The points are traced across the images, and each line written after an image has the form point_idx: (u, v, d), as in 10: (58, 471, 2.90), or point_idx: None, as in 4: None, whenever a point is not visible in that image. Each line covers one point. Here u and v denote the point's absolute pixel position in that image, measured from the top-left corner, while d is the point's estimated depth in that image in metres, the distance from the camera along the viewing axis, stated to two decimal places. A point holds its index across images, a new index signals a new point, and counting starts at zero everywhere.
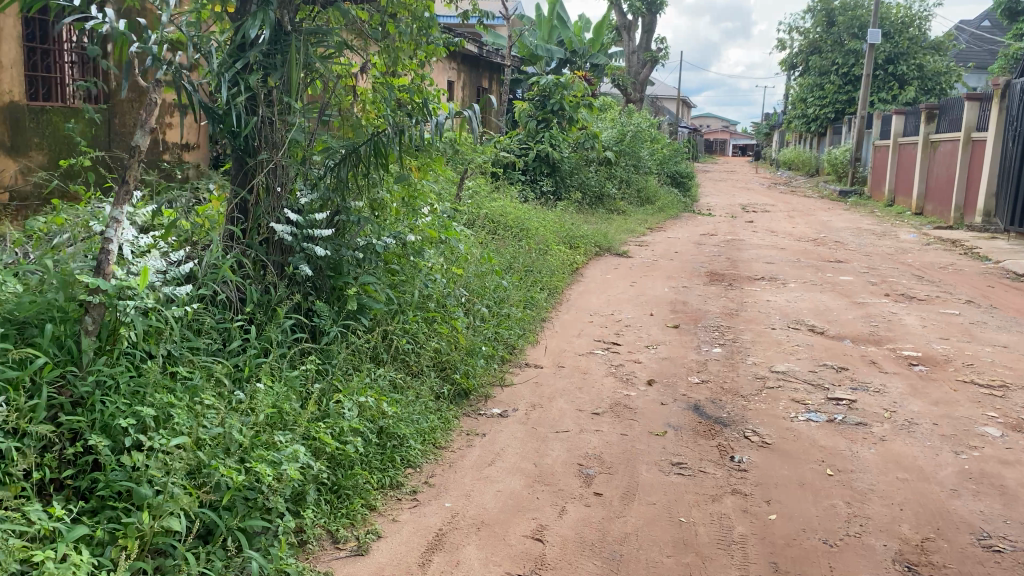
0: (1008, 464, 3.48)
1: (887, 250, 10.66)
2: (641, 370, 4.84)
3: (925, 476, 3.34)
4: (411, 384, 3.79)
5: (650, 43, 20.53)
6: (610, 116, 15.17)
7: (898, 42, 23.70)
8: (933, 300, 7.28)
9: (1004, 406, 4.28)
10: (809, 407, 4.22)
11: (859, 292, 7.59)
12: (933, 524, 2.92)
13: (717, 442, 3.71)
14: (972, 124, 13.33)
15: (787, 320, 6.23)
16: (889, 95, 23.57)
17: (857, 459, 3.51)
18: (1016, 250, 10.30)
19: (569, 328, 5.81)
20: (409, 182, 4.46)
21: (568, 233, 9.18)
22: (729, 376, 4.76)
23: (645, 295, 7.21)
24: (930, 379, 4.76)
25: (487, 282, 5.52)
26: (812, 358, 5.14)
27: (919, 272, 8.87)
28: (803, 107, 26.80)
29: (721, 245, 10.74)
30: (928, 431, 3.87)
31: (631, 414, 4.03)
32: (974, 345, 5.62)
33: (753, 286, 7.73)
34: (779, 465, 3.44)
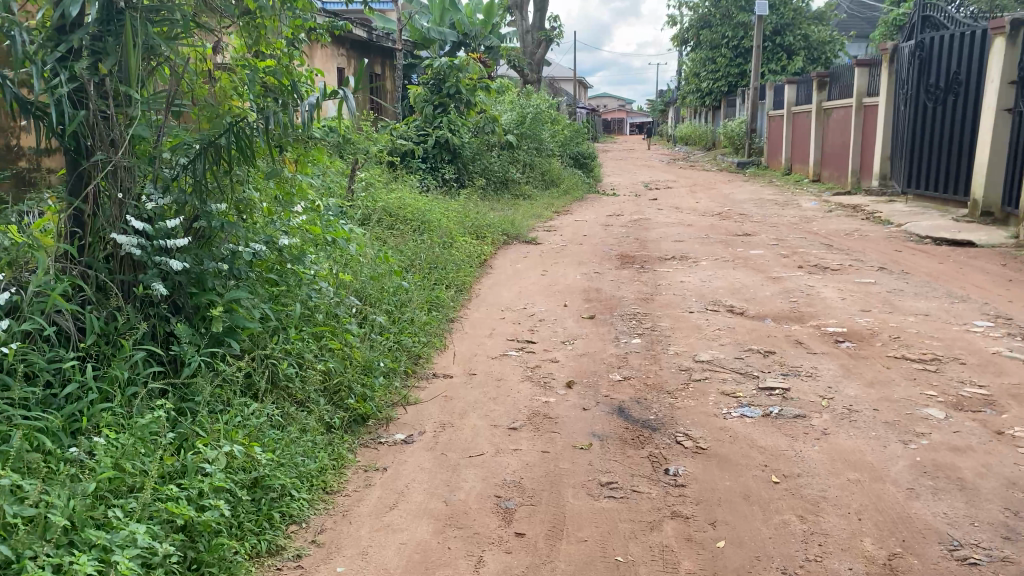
0: (960, 452, 3.20)
1: (793, 220, 10.58)
2: (559, 371, 4.40)
3: (877, 475, 3.02)
4: (294, 415, 3.26)
5: (544, 22, 20.13)
6: (507, 99, 14.72)
7: (784, 13, 24.01)
8: (846, 270, 7.11)
9: (941, 383, 4.03)
10: (741, 400, 3.87)
11: (772, 265, 7.36)
12: (897, 536, 2.59)
13: (648, 452, 3.30)
14: (863, 90, 13.43)
15: (705, 302, 5.91)
16: (778, 66, 23.91)
17: (802, 460, 3.17)
18: (914, 212, 10.38)
19: (478, 327, 5.32)
20: (281, 177, 3.89)
21: (473, 222, 8.67)
22: (653, 370, 4.36)
23: (557, 285, 6.79)
24: (860, 357, 4.50)
25: (384, 285, 4.95)
26: (737, 342, 4.80)
27: (828, 241, 8.77)
28: (696, 81, 26.96)
29: (629, 225, 10.45)
30: (870, 419, 3.57)
31: (551, 426, 3.58)
32: (896, 316, 5.41)
33: (666, 267, 7.41)
34: (719, 474, 3.06)
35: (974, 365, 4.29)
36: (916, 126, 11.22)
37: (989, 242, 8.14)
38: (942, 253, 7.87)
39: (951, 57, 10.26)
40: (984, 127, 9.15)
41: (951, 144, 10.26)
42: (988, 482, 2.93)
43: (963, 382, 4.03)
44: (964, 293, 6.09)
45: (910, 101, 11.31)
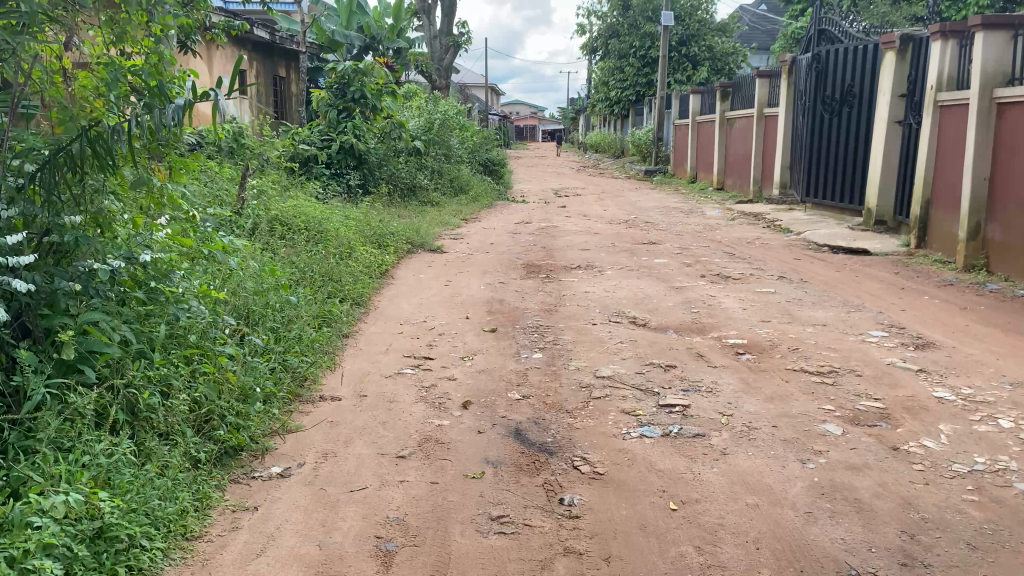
0: (857, 470, 3.15)
1: (697, 228, 10.67)
2: (455, 390, 4.18)
3: (775, 499, 2.93)
4: (153, 450, 2.96)
5: (452, 28, 19.93)
6: (415, 105, 14.43)
7: (689, 24, 24.47)
8: (747, 279, 7.14)
9: (839, 396, 4.00)
10: (640, 419, 3.74)
11: (675, 275, 7.34)
12: (795, 566, 2.50)
13: (543, 479, 3.12)
14: (764, 100, 13.73)
15: (608, 313, 5.80)
16: (684, 76, 24.38)
17: (700, 484, 3.05)
18: (812, 220, 10.62)
19: (372, 343, 5.06)
20: (149, 186, 3.52)
21: (375, 230, 8.36)
22: (552, 387, 4.20)
23: (458, 296, 6.57)
24: (760, 370, 4.45)
25: (269, 300, 4.63)
26: (638, 356, 4.69)
27: (730, 249, 8.85)
28: (606, 90, 27.24)
29: (537, 234, 10.33)
30: (769, 437, 3.49)
31: (443, 453, 3.37)
32: (795, 326, 5.42)
33: (572, 277, 7.30)
34: (615, 502, 2.92)
35: (869, 377, 4.29)
36: (814, 136, 11.50)
37: (882, 251, 8.34)
38: (839, 262, 8.02)
39: (846, 70, 10.55)
40: (877, 138, 9.39)
41: (847, 153, 10.53)
42: (884, 503, 2.88)
43: (860, 396, 4.01)
44: (859, 302, 6.18)
45: (808, 112, 11.60)
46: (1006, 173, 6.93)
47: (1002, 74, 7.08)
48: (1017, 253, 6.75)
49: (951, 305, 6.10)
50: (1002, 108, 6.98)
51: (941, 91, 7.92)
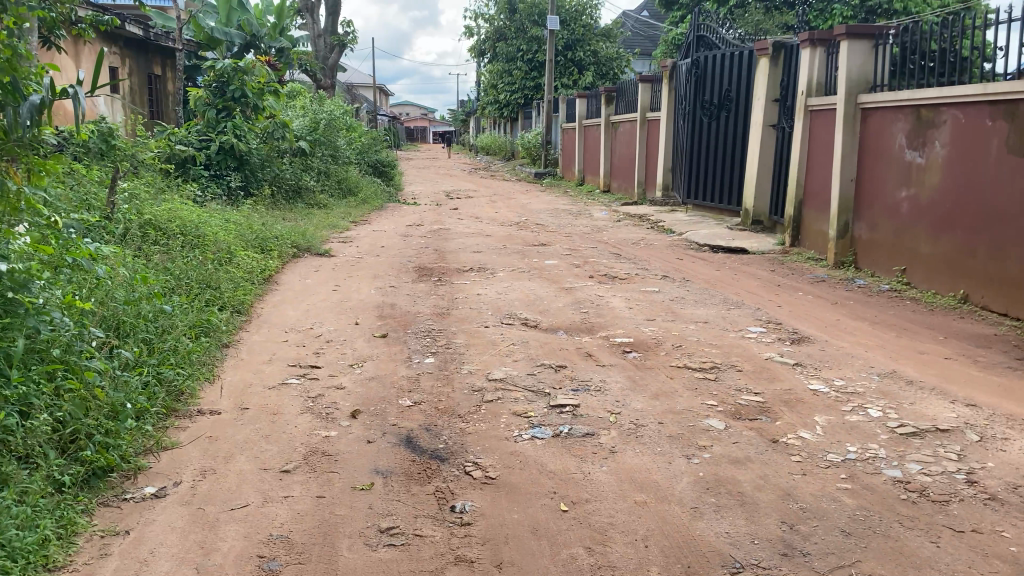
0: (739, 464, 3.24)
1: (585, 230, 10.83)
2: (343, 399, 4.07)
3: (663, 495, 2.97)
4: (11, 476, 2.73)
5: (337, 27, 19.60)
6: (299, 105, 14.08)
7: (574, 29, 24.86)
8: (634, 278, 7.29)
9: (721, 391, 4.12)
10: (531, 421, 3.73)
11: (565, 276, 7.41)
12: (683, 562, 2.54)
13: (434, 487, 3.07)
14: (647, 105, 14.09)
15: (499, 315, 5.79)
16: (570, 80, 24.90)
17: (590, 483, 3.07)
18: (695, 221, 10.96)
19: (255, 353, 4.87)
20: (5, 191, 3.21)
21: (258, 234, 8.08)
22: (444, 392, 4.14)
23: (347, 301, 6.43)
24: (647, 368, 4.54)
25: (141, 310, 4.39)
26: (529, 358, 4.70)
27: (617, 250, 9.02)
28: (494, 92, 27.37)
29: (428, 236, 10.26)
30: (656, 434, 3.56)
31: (330, 465, 3.27)
32: (679, 324, 5.56)
33: (463, 279, 7.27)
34: (507, 506, 2.90)
35: (749, 372, 4.43)
36: (695, 140, 11.88)
37: (759, 250, 8.69)
38: (719, 260, 8.30)
39: (723, 76, 10.95)
40: (753, 141, 9.77)
41: (726, 155, 10.92)
42: (765, 495, 2.97)
43: (741, 390, 4.14)
44: (739, 299, 6.40)
45: (688, 116, 11.97)
46: (870, 175, 7.34)
47: (865, 81, 7.48)
48: (882, 250, 7.17)
49: (823, 300, 6.40)
50: (866, 113, 7.38)
51: (810, 96, 8.31)
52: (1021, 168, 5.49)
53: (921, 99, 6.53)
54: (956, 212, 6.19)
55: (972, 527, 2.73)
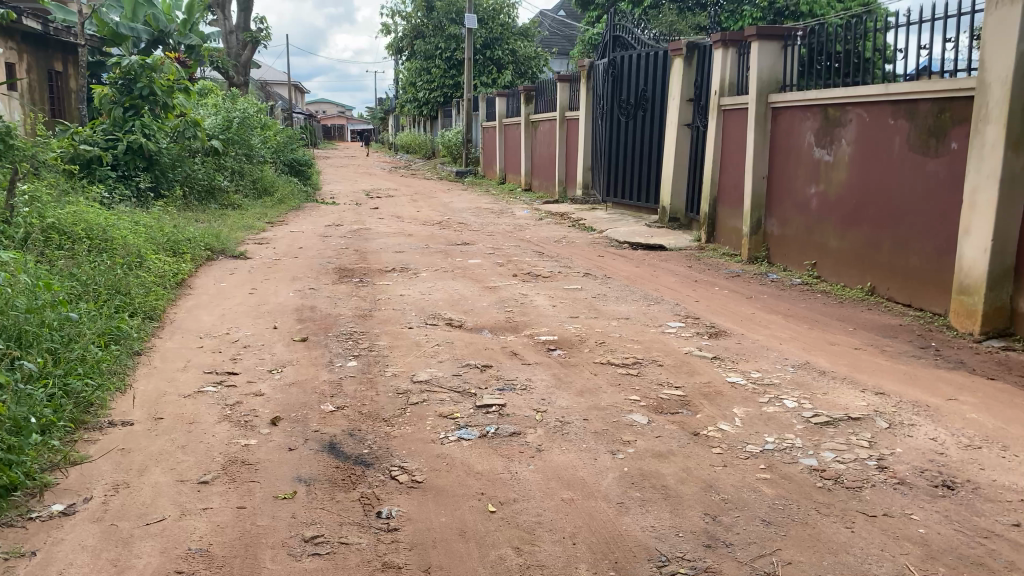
0: (662, 458, 3.29)
1: (507, 228, 10.86)
2: (263, 406, 3.97)
3: (589, 492, 3.00)
4: None
5: (250, 23, 19.13)
6: (211, 103, 13.68)
7: (492, 27, 24.84)
8: (556, 276, 7.34)
9: (644, 386, 4.19)
10: (457, 422, 3.71)
11: (488, 275, 7.41)
12: (610, 558, 2.57)
13: (359, 493, 3.02)
14: (565, 104, 14.21)
15: (423, 316, 5.75)
16: (489, 79, 24.88)
17: (517, 483, 3.07)
18: (615, 218, 11.11)
19: (168, 360, 4.70)
20: None
21: (170, 237, 7.81)
22: (367, 396, 4.08)
23: (265, 305, 6.27)
24: (571, 365, 4.57)
25: (45, 319, 4.18)
26: (454, 358, 4.67)
27: (539, 248, 9.07)
28: (413, 91, 27.18)
29: (348, 236, 10.11)
30: (581, 430, 3.58)
31: (250, 474, 3.18)
32: (602, 320, 5.62)
33: (385, 280, 7.19)
34: (434, 510, 2.87)
35: (670, 366, 4.51)
36: (612, 139, 12.04)
37: (677, 247, 8.87)
38: (639, 257, 8.44)
39: (639, 76, 11.13)
40: (670, 140, 9.95)
41: (643, 154, 11.10)
42: (688, 487, 3.03)
43: (662, 384, 4.21)
44: (659, 295, 6.51)
45: (606, 115, 12.12)
46: (782, 172, 7.57)
47: (775, 82, 7.70)
48: (793, 245, 7.41)
49: (738, 294, 6.57)
50: (776, 112, 7.61)
51: (724, 96, 8.52)
52: (922, 165, 5.74)
53: (829, 99, 6.76)
54: (862, 209, 6.43)
55: (883, 512, 2.84)
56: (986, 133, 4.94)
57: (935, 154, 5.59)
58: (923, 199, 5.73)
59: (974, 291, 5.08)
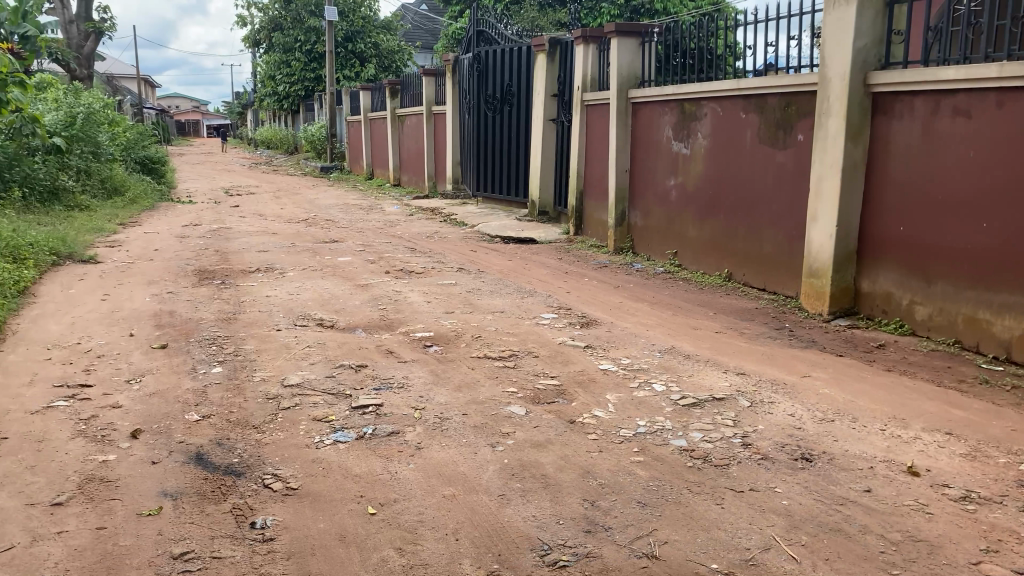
0: (541, 447, 3.33)
1: (377, 224, 10.71)
2: (122, 419, 3.74)
3: (470, 487, 2.99)
4: None
5: (91, 12, 17.96)
6: (51, 97, 12.75)
7: (353, 20, 24.31)
8: (428, 272, 7.30)
9: (520, 377, 4.23)
10: (333, 424, 3.62)
11: (359, 272, 7.27)
12: (493, 551, 2.57)
13: (231, 504, 2.89)
14: (431, 99, 14.15)
15: (292, 317, 5.57)
16: (352, 72, 24.44)
17: (397, 483, 3.03)
18: (485, 213, 11.16)
19: (12, 375, 4.35)
20: None
21: (8, 242, 7.23)
22: (236, 403, 3.92)
23: (119, 311, 5.90)
24: (448, 360, 4.56)
25: None
26: (327, 359, 4.56)
27: (410, 244, 9.00)
28: (272, 84, 26.34)
29: (208, 236, 9.68)
30: (460, 426, 3.57)
31: (110, 492, 2.98)
32: (477, 315, 5.64)
33: (251, 281, 6.93)
34: (312, 516, 2.79)
35: (545, 357, 4.57)
36: (480, 133, 12.08)
37: (547, 239, 9.00)
38: (510, 251, 8.52)
39: (503, 71, 11.21)
40: (535, 134, 10.09)
41: (511, 148, 11.20)
42: (567, 475, 3.07)
43: (538, 375, 4.27)
44: (532, 287, 6.59)
45: (473, 109, 12.14)
46: (643, 164, 7.83)
47: (634, 77, 7.93)
48: (655, 235, 7.68)
49: (607, 284, 6.74)
50: (637, 106, 7.85)
51: (586, 91, 8.70)
52: (771, 156, 6.07)
53: (685, 94, 7.03)
54: (718, 198, 6.73)
55: (750, 486, 2.98)
56: (828, 125, 5.26)
57: (783, 146, 5.92)
58: (773, 188, 6.06)
59: (821, 274, 5.42)
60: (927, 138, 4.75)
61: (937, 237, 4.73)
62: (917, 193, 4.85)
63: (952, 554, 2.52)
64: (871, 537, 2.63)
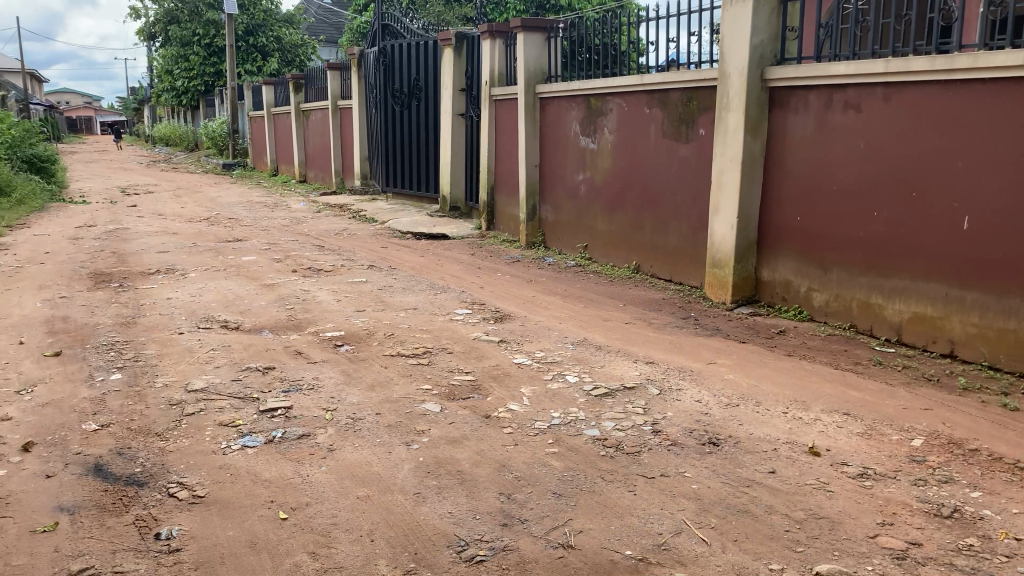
0: (456, 443, 3.32)
1: (284, 222, 10.46)
2: (12, 432, 3.54)
3: (385, 486, 2.96)
4: None
5: None
6: None
7: (254, 13, 23.72)
8: (338, 270, 7.17)
9: (434, 374, 4.21)
10: (241, 429, 3.52)
11: (265, 272, 7.08)
12: (409, 550, 2.55)
13: (134, 515, 2.77)
14: (337, 93, 13.90)
15: (195, 320, 5.39)
16: (254, 67, 23.80)
17: (309, 486, 2.97)
18: (395, 209, 11.04)
19: None
20: None
21: None
22: (137, 410, 3.76)
23: (7, 319, 5.58)
24: (360, 359, 4.49)
25: None
26: (233, 363, 4.42)
27: (318, 241, 8.83)
28: (169, 79, 25.39)
29: (104, 238, 9.26)
30: (373, 425, 3.53)
31: (1, 510, 2.82)
32: (389, 312, 5.58)
33: (151, 283, 6.66)
34: (220, 524, 2.71)
35: (459, 353, 4.56)
36: (388, 129, 11.94)
37: (458, 235, 8.98)
38: (421, 247, 8.46)
39: (410, 65, 11.10)
40: (444, 129, 10.04)
41: (420, 142, 11.12)
42: (482, 469, 3.08)
43: (452, 371, 4.26)
44: (444, 283, 6.56)
45: (380, 104, 11.99)
46: (551, 159, 7.90)
47: (541, 72, 7.98)
48: (566, 228, 7.76)
49: (519, 279, 6.77)
50: (544, 101, 7.90)
51: (494, 86, 8.71)
52: (675, 150, 6.21)
53: (591, 89, 7.12)
54: (625, 192, 6.85)
55: (661, 473, 3.05)
56: (728, 120, 5.42)
57: (686, 140, 6.07)
58: (677, 181, 6.21)
59: (724, 264, 5.58)
60: (820, 132, 4.95)
61: (831, 226, 4.95)
62: (812, 185, 5.05)
63: (851, 529, 2.63)
64: (776, 516, 2.72)
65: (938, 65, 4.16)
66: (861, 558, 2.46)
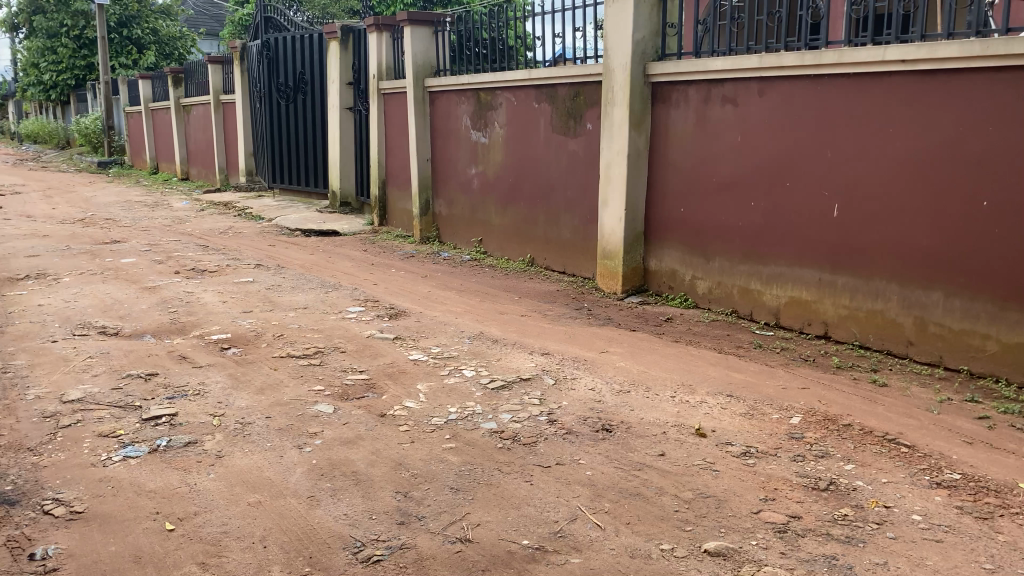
0: (351, 444, 3.28)
1: (165, 222, 10.05)
2: None
3: (277, 491, 2.89)
4: None
5: None
6: None
7: (128, 4, 22.59)
8: (224, 270, 6.94)
9: (327, 374, 4.13)
10: (122, 440, 3.36)
11: (146, 274, 6.78)
12: (304, 554, 2.50)
13: (5, 536, 2.61)
14: (218, 87, 13.42)
15: (70, 327, 5.11)
16: (129, 60, 22.69)
17: (197, 495, 2.87)
18: (283, 206, 10.77)
19: None
20: None
21: None
22: (6, 425, 3.54)
23: None
24: (248, 362, 4.36)
25: None
26: (111, 371, 4.21)
27: (202, 241, 8.52)
28: (35, 72, 23.91)
29: None
30: (263, 430, 3.44)
31: None
32: (278, 312, 5.44)
33: (19, 289, 6.27)
34: (102, 539, 2.58)
35: (351, 352, 4.50)
36: (274, 124, 11.62)
37: (351, 232, 8.83)
38: (312, 244, 8.28)
39: (295, 59, 10.84)
40: (332, 123, 9.84)
41: (307, 137, 10.87)
42: (378, 469, 3.05)
43: (345, 371, 4.19)
44: (336, 281, 6.45)
45: (264, 99, 11.66)
46: (443, 153, 7.88)
47: (429, 66, 7.94)
48: (459, 223, 7.75)
49: (413, 274, 6.72)
50: (433, 96, 7.86)
51: (382, 80, 8.60)
52: (563, 144, 6.30)
53: (480, 84, 7.14)
54: (517, 185, 6.90)
55: (555, 461, 3.10)
56: (613, 115, 5.53)
57: (574, 134, 6.17)
58: (567, 174, 6.30)
59: (614, 256, 5.70)
60: (701, 126, 5.12)
61: (713, 216, 5.13)
62: (694, 177, 5.22)
63: (737, 506, 2.75)
64: (666, 498, 2.81)
65: (808, 61, 4.38)
66: (746, 534, 2.57)
